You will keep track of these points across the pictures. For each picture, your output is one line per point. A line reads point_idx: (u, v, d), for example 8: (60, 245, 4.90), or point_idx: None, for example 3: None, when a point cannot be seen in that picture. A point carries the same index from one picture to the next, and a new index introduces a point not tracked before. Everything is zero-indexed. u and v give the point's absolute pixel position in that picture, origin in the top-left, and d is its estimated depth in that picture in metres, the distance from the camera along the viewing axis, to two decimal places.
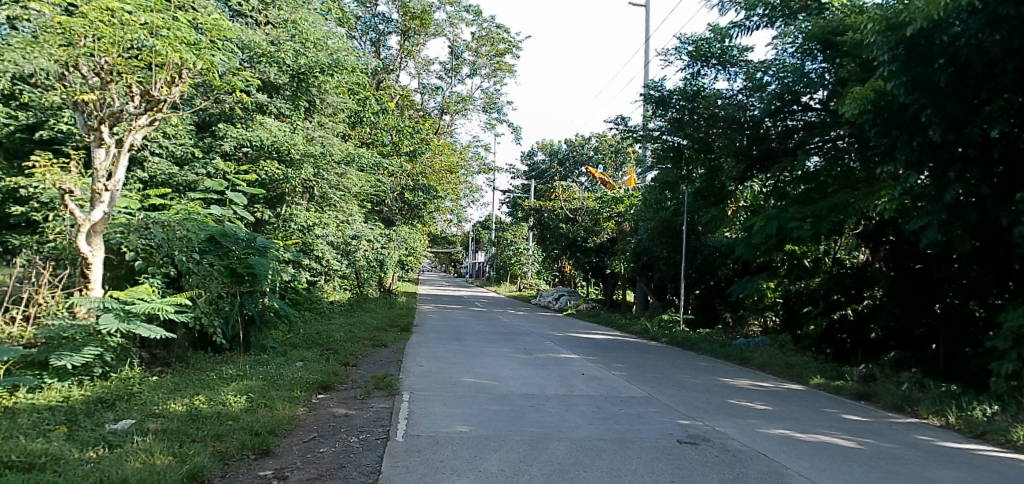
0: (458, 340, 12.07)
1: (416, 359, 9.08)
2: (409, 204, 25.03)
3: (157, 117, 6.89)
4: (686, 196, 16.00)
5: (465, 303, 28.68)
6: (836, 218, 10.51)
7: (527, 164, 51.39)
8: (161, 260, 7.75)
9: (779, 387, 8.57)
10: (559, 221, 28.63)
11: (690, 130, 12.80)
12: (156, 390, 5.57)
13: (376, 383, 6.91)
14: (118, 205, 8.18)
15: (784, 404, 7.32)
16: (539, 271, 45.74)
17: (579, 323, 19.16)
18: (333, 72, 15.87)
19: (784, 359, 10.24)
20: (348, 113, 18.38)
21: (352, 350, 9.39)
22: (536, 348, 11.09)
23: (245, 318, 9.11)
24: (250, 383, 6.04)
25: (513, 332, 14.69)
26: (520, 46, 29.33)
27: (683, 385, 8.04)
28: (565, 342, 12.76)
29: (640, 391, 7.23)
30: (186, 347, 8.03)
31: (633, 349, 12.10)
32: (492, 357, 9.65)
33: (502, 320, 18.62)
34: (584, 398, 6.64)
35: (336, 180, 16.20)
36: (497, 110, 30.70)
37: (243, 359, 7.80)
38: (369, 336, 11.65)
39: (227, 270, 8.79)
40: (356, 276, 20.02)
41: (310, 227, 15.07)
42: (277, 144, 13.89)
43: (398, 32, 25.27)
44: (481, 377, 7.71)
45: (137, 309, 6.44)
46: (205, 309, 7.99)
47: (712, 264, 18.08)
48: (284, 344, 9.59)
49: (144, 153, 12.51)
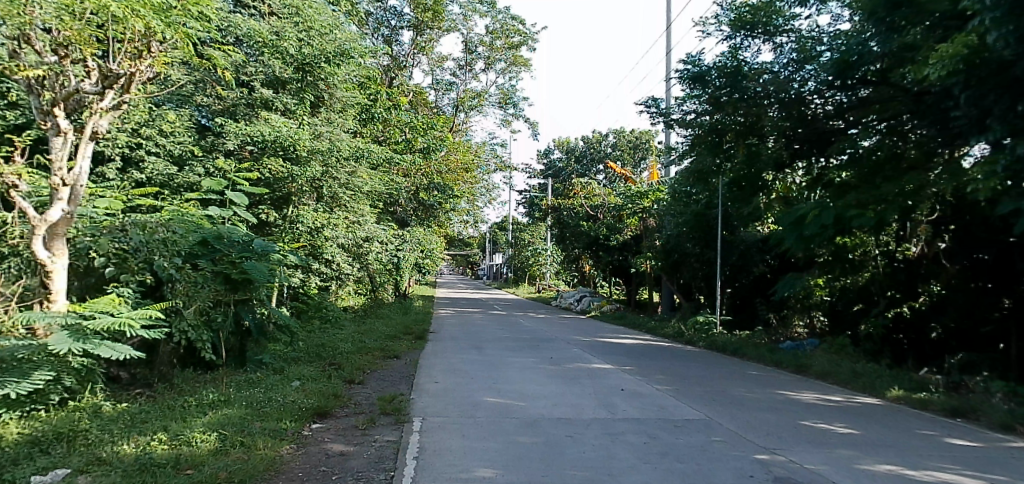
0: (478, 350, 10.96)
1: (430, 374, 8.03)
2: (424, 204, 24.11)
3: (124, 100, 5.97)
4: (720, 188, 14.79)
5: (484, 306, 27.56)
6: (903, 205, 9.25)
7: (543, 162, 50.23)
8: (136, 267, 6.75)
9: (851, 402, 7.33)
10: (580, 219, 27.44)
11: (731, 112, 11.67)
12: (110, 425, 4.57)
13: (383, 406, 5.88)
14: (98, 205, 7.27)
15: (869, 425, 6.13)
16: (558, 272, 44.43)
17: (607, 327, 17.91)
18: (339, 63, 14.88)
19: (849, 367, 8.95)
20: (357, 108, 17.39)
21: (359, 364, 8.37)
22: (564, 357, 9.98)
23: (241, 331, 8.20)
24: (232, 413, 5.05)
25: (537, 338, 13.56)
26: (536, 38, 28.28)
27: (742, 403, 6.86)
28: (594, 348, 11.60)
29: (695, 412, 6.11)
30: (172, 365, 7.14)
31: (671, 356, 10.88)
32: (516, 369, 8.58)
33: (523, 325, 17.55)
34: (630, 424, 5.54)
35: (347, 179, 15.18)
36: (513, 105, 29.64)
37: (231, 379, 6.83)
38: (380, 347, 10.60)
39: (219, 276, 7.87)
40: (371, 280, 19.06)
41: (319, 228, 14.05)
42: (281, 142, 12.90)
43: (410, 28, 24.34)
44: (506, 396, 6.63)
45: (97, 325, 5.35)
46: (193, 321, 7.09)
47: (748, 260, 16.68)
48: (284, 359, 8.60)
49: (138, 153, 11.60)
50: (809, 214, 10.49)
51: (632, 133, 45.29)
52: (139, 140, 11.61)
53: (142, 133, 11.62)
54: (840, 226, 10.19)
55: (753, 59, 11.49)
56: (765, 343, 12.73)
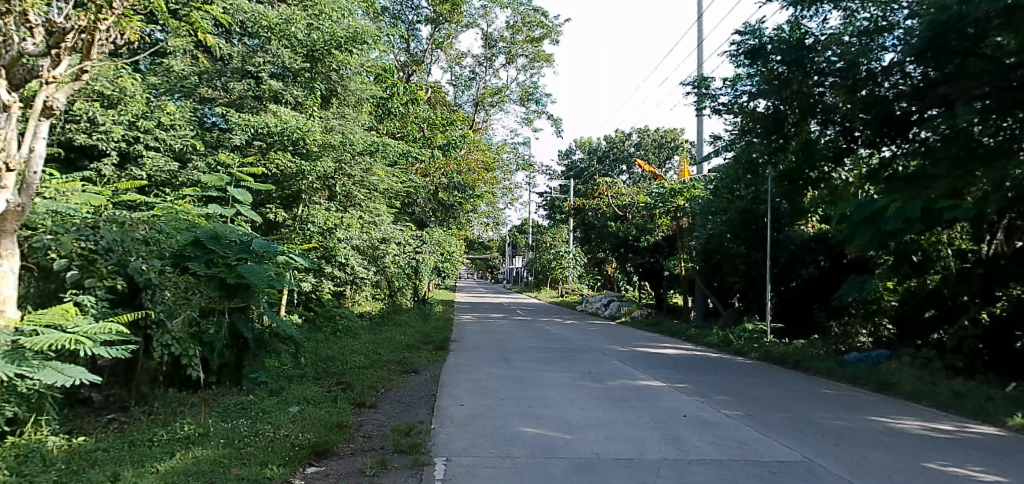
0: (506, 362, 9.75)
1: (453, 395, 6.88)
2: (444, 204, 23.09)
3: (84, 69, 4.91)
4: (769, 182, 13.45)
5: (507, 312, 26.38)
6: (1006, 193, 7.85)
7: (565, 163, 48.90)
8: (105, 271, 5.65)
9: (968, 433, 5.94)
10: (607, 220, 25.99)
11: (788, 96, 10.41)
12: (38, 477, 3.45)
13: (397, 443, 4.74)
14: (75, 199, 6.32)
15: (1016, 470, 4.78)
16: (581, 276, 42.93)
17: (642, 334, 16.57)
18: (352, 50, 13.81)
19: (946, 386, 7.53)
20: (372, 101, 16.33)
21: (372, 382, 7.26)
22: (605, 372, 8.77)
23: (239, 344, 7.21)
24: (203, 456, 3.93)
25: (570, 347, 12.31)
26: (558, 31, 27.08)
27: (837, 436, 5.58)
28: (634, 360, 10.34)
29: (788, 451, 4.84)
30: (156, 385, 6.19)
31: (724, 370, 9.57)
32: (552, 388, 7.39)
33: (551, 332, 16.32)
34: (711, 470, 4.29)
35: (362, 175, 14.03)
36: (535, 102, 28.49)
37: (220, 404, 5.78)
38: (396, 359, 9.48)
39: (213, 280, 6.92)
40: (388, 285, 17.93)
41: (331, 228, 12.88)
42: (288, 134, 11.87)
43: (428, 22, 23.39)
44: (547, 426, 5.45)
45: (37, 343, 4.22)
46: (181, 334, 6.09)
47: (797, 262, 15.26)
48: (287, 376, 7.52)
49: (136, 148, 10.70)
50: (887, 208, 9.12)
51: (656, 131, 43.89)
52: (137, 134, 10.72)
53: (140, 125, 10.73)
54: (927, 219, 8.82)
55: (815, 32, 10.31)
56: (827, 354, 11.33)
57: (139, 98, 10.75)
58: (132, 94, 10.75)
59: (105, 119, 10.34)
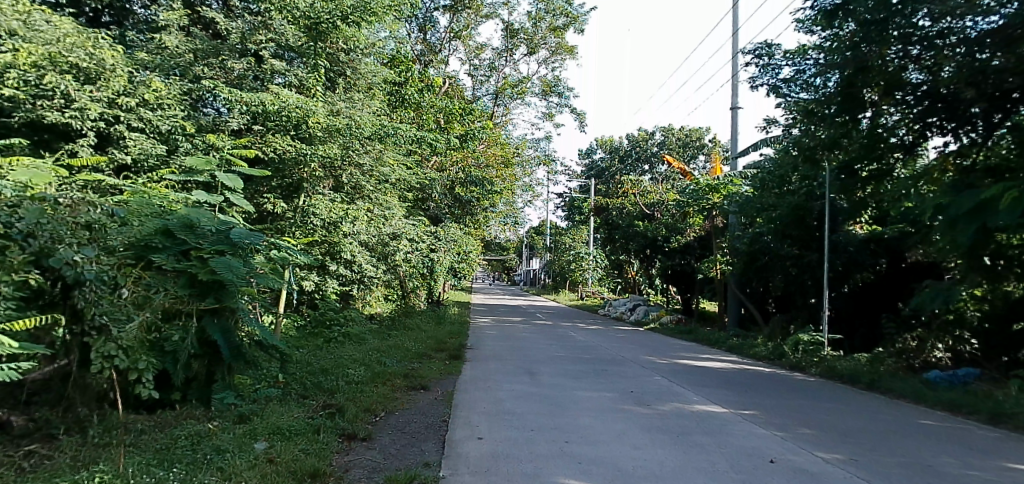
0: (532, 377, 8.36)
1: (469, 423, 5.51)
2: (460, 200, 21.81)
3: None
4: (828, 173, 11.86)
5: (527, 316, 24.89)
6: None
7: (585, 163, 47.50)
8: (16, 263, 4.30)
9: None
10: (633, 219, 24.32)
11: (865, 69, 8.90)
12: None
13: None
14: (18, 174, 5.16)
15: None
16: (602, 278, 41.35)
17: (677, 343, 15.05)
18: (361, 27, 12.59)
19: None
20: (383, 86, 15.09)
21: (369, 404, 5.94)
22: (651, 393, 7.32)
23: (211, 355, 5.90)
24: None
25: (601, 358, 10.89)
26: (583, 21, 25.66)
27: None
28: (678, 376, 8.86)
29: None
30: (96, 408, 4.93)
31: (788, 391, 8.07)
32: (592, 414, 5.99)
33: (576, 339, 14.94)
34: None
35: (372, 164, 12.73)
36: (557, 95, 27.07)
37: (170, 436, 4.49)
38: (403, 372, 8.15)
39: (183, 276, 5.60)
40: (401, 285, 16.65)
41: (336, 221, 11.57)
42: (287, 114, 10.67)
43: (446, 10, 22.17)
44: (596, 477, 4.05)
45: None
46: (131, 342, 4.82)
47: (856, 265, 13.57)
48: (265, 397, 6.21)
49: (117, 128, 9.59)
50: (995, 199, 7.53)
51: (682, 130, 42.26)
52: (118, 112, 9.63)
53: (120, 103, 9.66)
54: None
55: None
56: (901, 371, 9.75)
57: (121, 72, 9.73)
58: (113, 68, 9.72)
59: (80, 95, 9.23)
